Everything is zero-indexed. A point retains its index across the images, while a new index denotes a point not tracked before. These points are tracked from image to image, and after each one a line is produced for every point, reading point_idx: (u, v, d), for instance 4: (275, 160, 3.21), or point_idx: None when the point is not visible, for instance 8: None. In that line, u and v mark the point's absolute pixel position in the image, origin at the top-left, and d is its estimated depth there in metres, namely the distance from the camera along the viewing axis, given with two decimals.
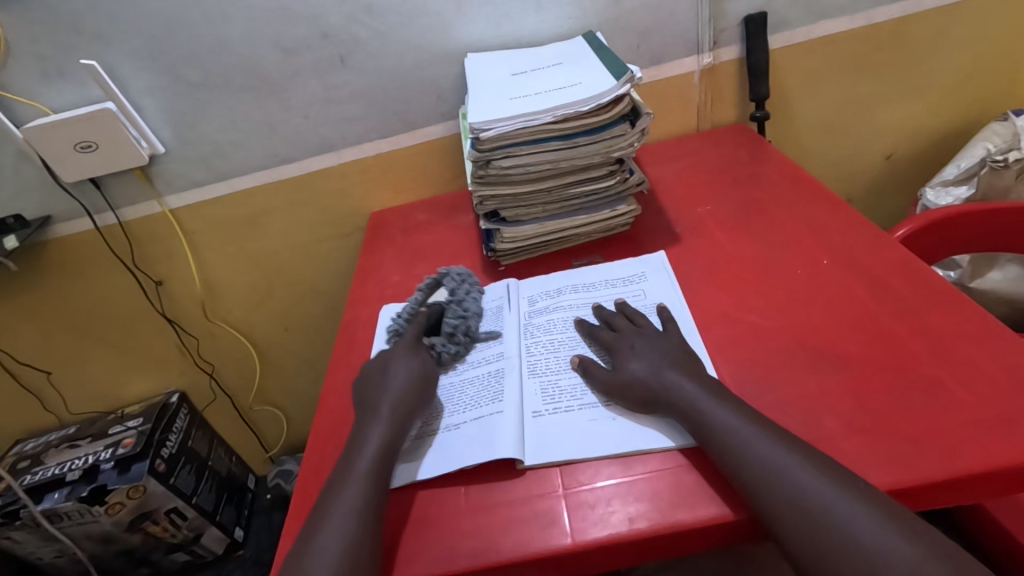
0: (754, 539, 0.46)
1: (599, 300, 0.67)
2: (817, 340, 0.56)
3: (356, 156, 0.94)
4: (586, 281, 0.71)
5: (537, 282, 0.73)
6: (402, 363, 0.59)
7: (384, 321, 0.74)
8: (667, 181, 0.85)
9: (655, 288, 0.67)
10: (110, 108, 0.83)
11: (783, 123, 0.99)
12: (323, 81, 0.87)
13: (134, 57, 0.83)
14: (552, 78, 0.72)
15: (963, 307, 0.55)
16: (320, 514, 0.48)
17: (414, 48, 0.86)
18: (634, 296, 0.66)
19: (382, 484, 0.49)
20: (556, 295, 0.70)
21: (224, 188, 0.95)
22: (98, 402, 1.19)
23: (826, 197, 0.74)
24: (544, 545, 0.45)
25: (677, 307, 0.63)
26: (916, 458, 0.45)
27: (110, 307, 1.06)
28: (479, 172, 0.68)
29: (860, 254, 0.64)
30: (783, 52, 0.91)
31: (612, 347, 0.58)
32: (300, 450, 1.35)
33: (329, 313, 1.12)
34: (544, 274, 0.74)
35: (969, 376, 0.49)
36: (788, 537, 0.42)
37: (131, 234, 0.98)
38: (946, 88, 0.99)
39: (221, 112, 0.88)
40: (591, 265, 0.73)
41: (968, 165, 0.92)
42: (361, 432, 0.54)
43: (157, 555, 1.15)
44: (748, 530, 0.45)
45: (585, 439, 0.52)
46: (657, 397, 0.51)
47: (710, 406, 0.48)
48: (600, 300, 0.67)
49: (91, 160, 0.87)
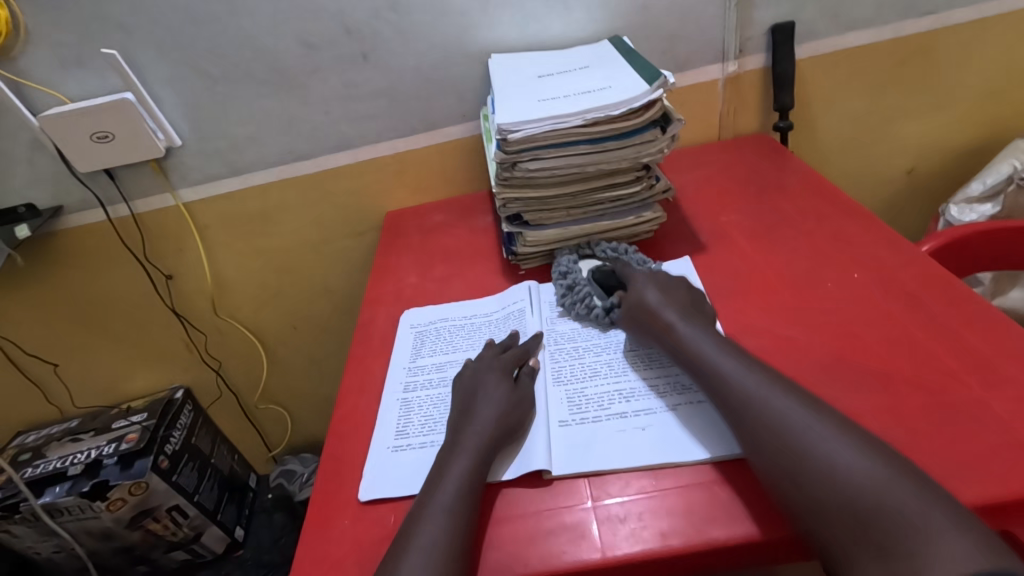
0: (766, 563, 0.45)
1: None
2: (850, 356, 0.55)
3: (374, 154, 0.93)
4: None
5: None
6: (495, 383, 0.56)
7: (400, 324, 0.72)
8: (690, 189, 0.84)
9: None
10: (128, 99, 0.82)
11: (805, 135, 0.98)
12: (344, 78, 0.86)
13: (153, 47, 0.82)
14: (580, 81, 0.71)
15: (1001, 325, 0.54)
16: (405, 533, 0.46)
17: (438, 47, 0.85)
18: None
19: (473, 497, 0.47)
20: None
21: (238, 183, 0.94)
22: (102, 396, 1.17)
23: (852, 210, 0.72)
24: (573, 559, 0.44)
25: None
26: (962, 481, 0.43)
27: (119, 300, 1.05)
28: (504, 174, 0.67)
29: (892, 270, 0.63)
30: (809, 63, 0.91)
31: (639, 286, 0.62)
32: (303, 450, 1.34)
33: (341, 313, 1.11)
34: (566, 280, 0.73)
35: (1013, 396, 0.48)
36: (839, 554, 0.39)
37: (143, 227, 0.96)
38: (972, 104, 0.98)
39: (240, 106, 0.88)
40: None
41: (995, 182, 0.91)
42: (445, 458, 0.51)
43: (156, 553, 1.13)
44: (755, 552, 0.44)
45: (617, 446, 0.51)
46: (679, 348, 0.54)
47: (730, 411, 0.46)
48: None
49: (106, 151, 0.86)
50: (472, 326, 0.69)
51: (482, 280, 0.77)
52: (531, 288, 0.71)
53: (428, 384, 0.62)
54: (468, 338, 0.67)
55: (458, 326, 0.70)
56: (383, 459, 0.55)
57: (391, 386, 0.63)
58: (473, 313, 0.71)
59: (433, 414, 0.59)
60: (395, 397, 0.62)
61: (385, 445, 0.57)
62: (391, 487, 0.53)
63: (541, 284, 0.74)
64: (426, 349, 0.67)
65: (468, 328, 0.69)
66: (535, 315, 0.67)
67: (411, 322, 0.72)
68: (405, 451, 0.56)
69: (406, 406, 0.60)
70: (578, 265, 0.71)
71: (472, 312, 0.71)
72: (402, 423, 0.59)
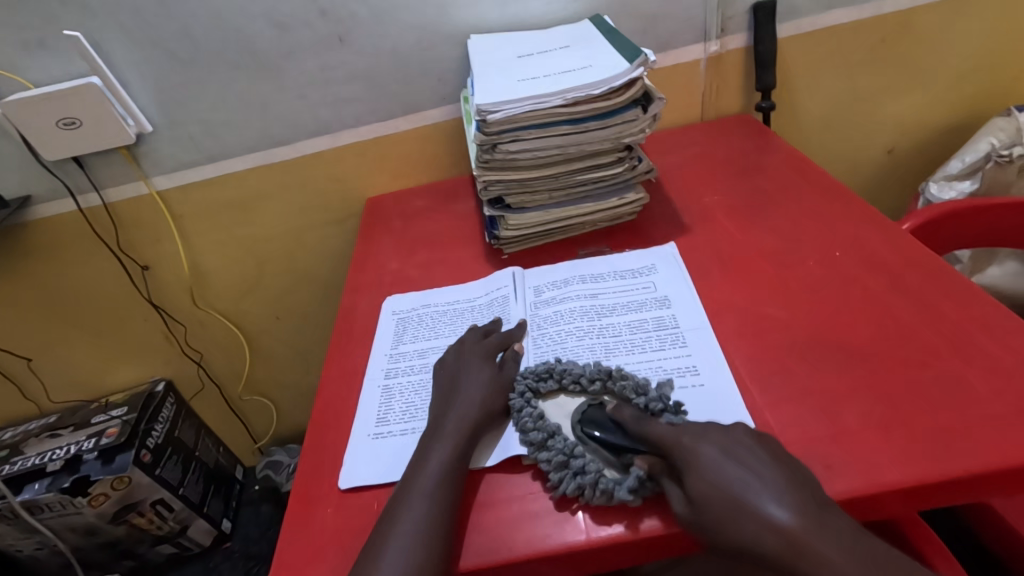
0: None
1: (607, 293, 0.65)
2: (833, 334, 0.55)
3: (352, 139, 0.91)
4: (593, 272, 0.69)
5: (542, 272, 0.71)
6: (477, 368, 0.56)
7: (382, 311, 0.72)
8: (673, 171, 0.84)
9: (664, 280, 0.65)
10: (95, 84, 0.80)
11: (787, 116, 0.98)
12: (320, 60, 0.84)
13: (119, 29, 0.79)
14: (561, 61, 0.70)
15: (979, 302, 0.54)
16: (386, 521, 0.45)
17: (416, 28, 0.83)
18: (643, 288, 0.65)
19: (454, 484, 0.47)
20: (563, 285, 0.68)
21: (213, 170, 0.92)
22: (80, 391, 1.15)
23: (835, 190, 0.72)
24: (558, 541, 0.44)
25: (686, 299, 0.62)
26: (941, 453, 0.44)
27: (94, 293, 1.02)
28: (484, 157, 0.66)
29: (874, 248, 0.63)
30: (791, 42, 0.90)
31: (678, 449, 0.44)
32: (289, 441, 1.33)
33: (324, 302, 1.10)
34: (549, 264, 0.72)
35: (989, 368, 0.48)
36: None
37: (116, 216, 0.94)
38: (951, 83, 0.98)
39: (213, 90, 0.85)
40: (599, 254, 0.72)
41: (973, 160, 0.92)
42: (427, 445, 0.50)
43: (142, 547, 1.12)
44: None
45: (600, 431, 0.51)
46: (744, 513, 0.40)
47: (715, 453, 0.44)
48: (608, 292, 0.65)
49: (74, 139, 0.83)
50: (454, 312, 0.68)
51: (464, 265, 0.76)
52: (515, 273, 0.71)
53: (410, 371, 0.62)
54: (451, 324, 0.66)
55: (440, 312, 0.69)
56: (364, 447, 0.55)
57: (373, 373, 0.63)
58: (455, 299, 0.70)
59: (415, 401, 0.58)
60: (377, 384, 0.61)
61: (367, 433, 0.56)
62: (372, 475, 0.52)
63: (524, 268, 0.73)
64: (408, 335, 0.66)
65: (450, 314, 0.68)
66: (518, 300, 0.67)
67: (394, 308, 0.71)
68: (386, 438, 0.55)
69: (388, 394, 0.60)
70: (603, 369, 0.55)
71: (455, 298, 0.70)
72: (383, 410, 0.58)
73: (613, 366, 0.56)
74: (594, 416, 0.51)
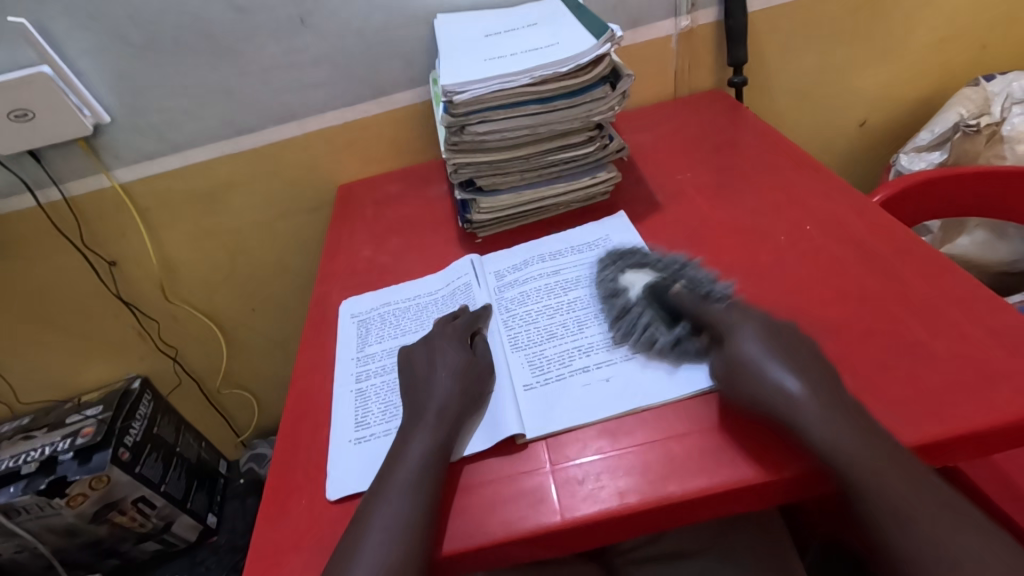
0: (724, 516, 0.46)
1: (566, 269, 0.66)
2: (803, 308, 0.55)
3: (320, 125, 0.89)
4: (552, 250, 0.69)
5: (501, 256, 0.70)
6: (449, 353, 0.55)
7: (339, 316, 0.69)
8: (646, 149, 0.83)
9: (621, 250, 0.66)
10: (46, 73, 0.76)
11: (760, 91, 0.97)
12: (281, 43, 0.82)
13: (68, 15, 0.76)
14: (528, 38, 0.69)
15: (945, 271, 0.55)
16: (363, 515, 0.45)
17: (380, 7, 0.81)
18: (601, 260, 0.66)
19: (434, 476, 0.46)
20: (522, 267, 0.68)
21: (176, 160, 0.89)
22: (52, 391, 1.13)
23: (801, 162, 0.73)
24: (533, 524, 0.44)
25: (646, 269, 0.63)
26: (904, 422, 0.44)
27: (60, 290, 0.99)
28: (453, 139, 0.65)
29: (842, 220, 0.63)
30: (761, 15, 0.89)
31: (724, 326, 0.51)
32: (272, 433, 1.31)
33: (299, 291, 1.08)
34: (508, 247, 0.72)
35: (954, 337, 0.49)
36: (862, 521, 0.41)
37: (78, 212, 0.91)
38: (920, 55, 0.99)
39: (171, 78, 0.82)
40: (552, 236, 0.71)
41: (942, 130, 0.93)
42: (405, 435, 0.50)
43: (126, 545, 1.11)
44: (705, 508, 0.45)
45: (586, 403, 0.51)
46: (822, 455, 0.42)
47: (786, 379, 0.45)
48: (568, 268, 0.66)
49: (27, 131, 0.80)
50: (417, 306, 0.67)
51: (438, 250, 0.75)
52: (473, 261, 0.70)
53: (381, 371, 0.60)
54: (416, 319, 0.65)
55: (403, 309, 0.67)
56: (347, 453, 0.53)
57: (341, 380, 0.60)
58: (416, 294, 0.69)
59: (393, 399, 0.57)
60: (349, 389, 0.59)
61: (346, 439, 0.54)
62: (358, 482, 0.50)
63: (484, 254, 0.72)
64: (373, 336, 0.65)
65: (414, 309, 0.67)
66: (481, 287, 0.66)
67: (351, 311, 0.69)
68: (367, 442, 0.53)
69: (364, 397, 0.58)
70: (618, 280, 0.62)
71: (415, 293, 0.69)
72: (361, 413, 0.56)
73: (624, 284, 0.61)
74: (625, 300, 0.58)
